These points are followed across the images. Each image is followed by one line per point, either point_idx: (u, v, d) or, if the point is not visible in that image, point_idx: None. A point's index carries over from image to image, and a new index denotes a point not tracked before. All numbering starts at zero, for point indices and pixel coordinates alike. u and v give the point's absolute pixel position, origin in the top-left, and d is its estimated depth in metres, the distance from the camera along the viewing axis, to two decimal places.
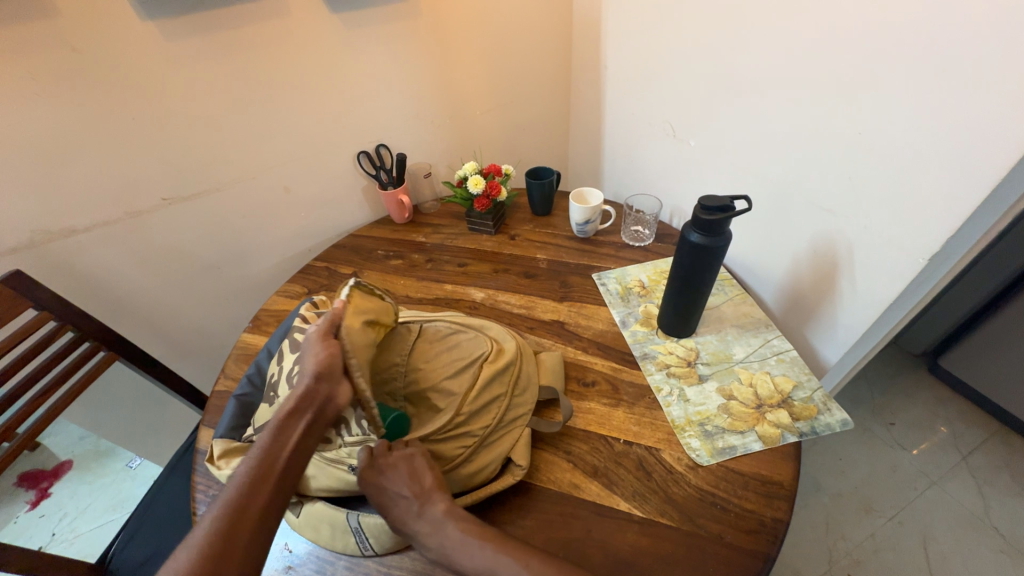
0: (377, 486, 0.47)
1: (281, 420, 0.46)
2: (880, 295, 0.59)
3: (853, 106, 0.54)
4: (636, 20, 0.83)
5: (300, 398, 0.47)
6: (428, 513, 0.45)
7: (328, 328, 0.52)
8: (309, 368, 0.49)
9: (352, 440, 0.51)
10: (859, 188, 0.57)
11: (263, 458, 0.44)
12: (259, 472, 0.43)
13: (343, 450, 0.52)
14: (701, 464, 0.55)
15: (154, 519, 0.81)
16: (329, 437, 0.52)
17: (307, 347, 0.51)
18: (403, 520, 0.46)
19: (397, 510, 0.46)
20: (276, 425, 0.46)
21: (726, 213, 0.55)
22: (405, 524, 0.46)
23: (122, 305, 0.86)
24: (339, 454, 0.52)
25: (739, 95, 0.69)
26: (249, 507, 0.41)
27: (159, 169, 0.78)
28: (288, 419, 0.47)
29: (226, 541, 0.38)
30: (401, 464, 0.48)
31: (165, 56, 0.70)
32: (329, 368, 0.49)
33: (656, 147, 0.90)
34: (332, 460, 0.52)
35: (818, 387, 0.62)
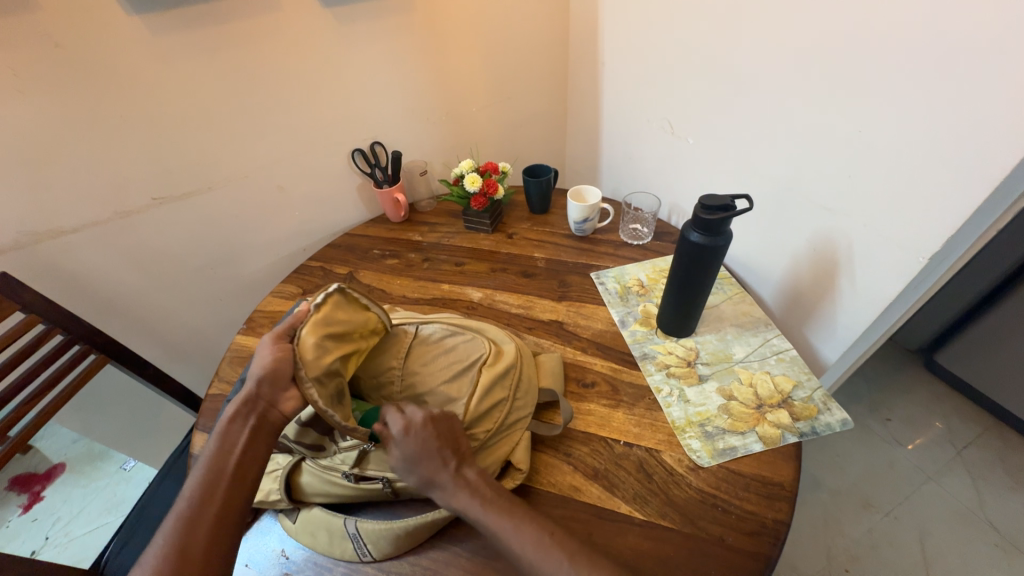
0: (412, 438, 0.47)
1: (224, 426, 0.46)
2: (880, 295, 0.58)
3: (854, 104, 0.54)
4: (634, 16, 0.82)
5: (241, 402, 0.47)
6: (459, 474, 0.47)
7: (284, 332, 0.52)
8: (254, 372, 0.49)
9: (346, 446, 0.51)
10: (859, 188, 0.56)
11: (210, 465, 0.44)
12: (209, 477, 0.44)
13: (337, 456, 0.52)
14: (702, 466, 0.55)
15: (149, 524, 0.80)
16: (323, 445, 0.52)
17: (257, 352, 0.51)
18: (429, 475, 0.47)
19: (427, 465, 0.47)
20: (219, 432, 0.46)
21: (727, 213, 0.54)
22: (429, 477, 0.47)
23: (113, 307, 0.84)
24: (334, 461, 0.52)
25: (739, 91, 0.67)
26: (205, 512, 0.42)
27: (149, 169, 0.76)
28: (232, 423, 0.46)
29: (184, 547, 0.39)
30: (440, 424, 0.49)
31: (153, 53, 0.68)
32: (275, 373, 0.48)
33: (654, 144, 0.89)
34: (327, 467, 0.53)
35: (817, 386, 0.62)
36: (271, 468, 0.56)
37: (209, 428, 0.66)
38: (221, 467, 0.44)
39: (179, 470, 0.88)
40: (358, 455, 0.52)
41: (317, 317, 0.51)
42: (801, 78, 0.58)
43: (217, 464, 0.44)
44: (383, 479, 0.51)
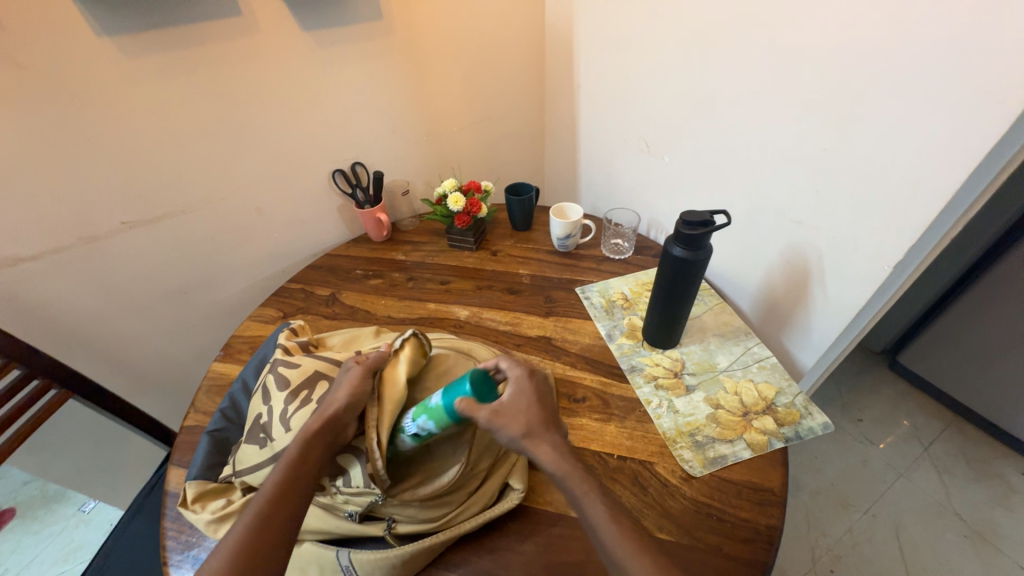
0: (535, 383, 0.51)
1: (303, 440, 0.46)
2: (850, 302, 0.62)
3: (816, 125, 0.57)
4: (607, 41, 0.85)
5: (323, 422, 0.48)
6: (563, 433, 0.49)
7: (372, 366, 0.53)
8: (342, 396, 0.50)
9: (349, 490, 0.48)
10: (825, 202, 0.60)
11: (282, 477, 0.44)
12: (281, 486, 0.44)
13: (338, 496, 0.50)
14: (695, 475, 0.55)
15: (117, 568, 0.75)
16: (323, 485, 0.50)
17: (342, 377, 0.52)
18: (543, 418, 0.48)
19: (543, 410, 0.49)
20: (296, 445, 0.46)
21: (707, 228, 0.56)
22: (540, 425, 0.48)
23: (76, 337, 0.79)
24: (336, 501, 0.50)
25: (710, 110, 0.71)
26: (271, 525, 0.42)
27: (119, 191, 0.74)
28: (311, 438, 0.47)
29: (249, 557, 0.40)
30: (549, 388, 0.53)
31: (124, 74, 0.66)
32: (357, 402, 0.50)
33: (631, 161, 0.92)
34: (327, 505, 0.51)
35: (798, 392, 0.65)
36: None
37: (186, 462, 0.62)
38: (295, 481, 0.44)
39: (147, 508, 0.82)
40: (365, 500, 0.48)
41: (406, 360, 0.54)
42: (767, 99, 0.62)
43: (287, 477, 0.44)
44: (389, 519, 0.50)
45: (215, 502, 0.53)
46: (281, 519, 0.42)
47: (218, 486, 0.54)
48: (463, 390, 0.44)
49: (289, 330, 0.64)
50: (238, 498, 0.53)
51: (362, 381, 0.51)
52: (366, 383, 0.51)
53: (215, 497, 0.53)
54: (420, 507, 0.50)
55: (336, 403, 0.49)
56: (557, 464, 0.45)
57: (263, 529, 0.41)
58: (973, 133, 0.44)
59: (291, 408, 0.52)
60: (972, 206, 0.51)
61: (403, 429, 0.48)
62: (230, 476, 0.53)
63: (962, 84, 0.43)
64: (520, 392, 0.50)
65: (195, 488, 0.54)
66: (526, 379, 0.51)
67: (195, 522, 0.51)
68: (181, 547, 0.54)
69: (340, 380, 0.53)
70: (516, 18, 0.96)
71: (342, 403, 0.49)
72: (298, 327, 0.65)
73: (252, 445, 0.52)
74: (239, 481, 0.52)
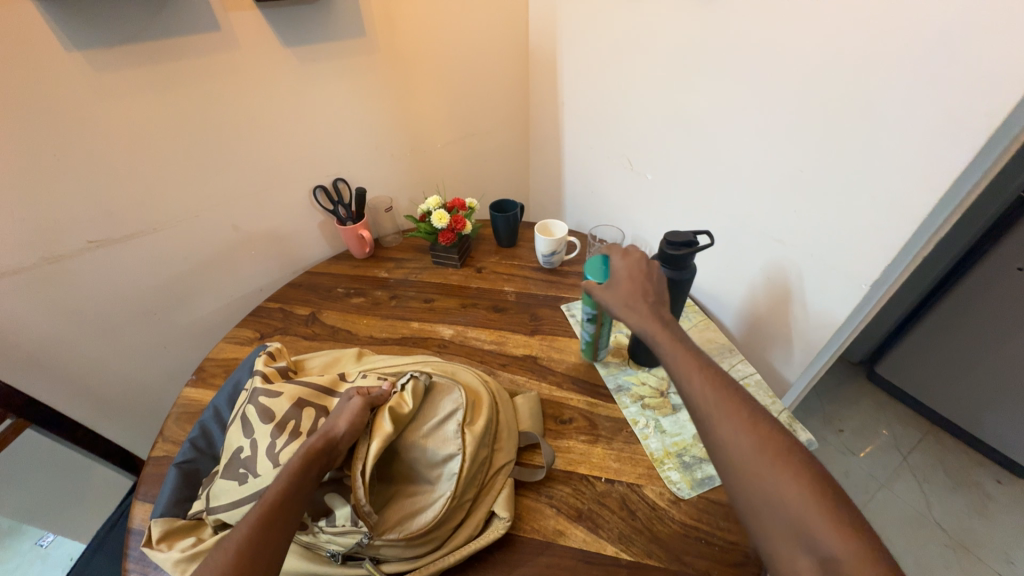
0: (634, 264, 0.58)
1: (296, 466, 0.45)
2: (831, 319, 0.63)
3: (794, 147, 0.59)
4: (590, 61, 0.87)
5: (318, 449, 0.46)
6: (660, 309, 0.54)
7: (373, 399, 0.52)
8: (342, 425, 0.49)
9: (332, 530, 0.46)
10: (804, 222, 0.61)
11: (272, 500, 0.42)
12: (270, 511, 0.42)
13: (321, 535, 0.48)
14: (683, 498, 0.55)
15: None
16: (304, 523, 0.47)
17: (342, 406, 0.52)
18: (633, 293, 0.55)
19: (634, 286, 0.56)
20: (288, 470, 0.44)
21: (690, 248, 0.57)
22: (630, 298, 0.55)
23: (36, 362, 0.75)
24: (317, 539, 0.48)
25: (692, 131, 0.72)
26: (255, 551, 0.39)
27: (87, 209, 0.71)
28: (304, 466, 0.45)
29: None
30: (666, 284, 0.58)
31: (97, 90, 0.64)
32: (354, 432, 0.49)
33: (615, 178, 0.93)
34: (309, 545, 0.48)
35: (782, 408, 0.65)
36: None
37: (153, 497, 0.58)
38: (283, 507, 0.42)
39: None
40: (349, 541, 0.46)
41: (410, 396, 0.53)
42: (747, 120, 0.63)
43: (278, 501, 0.42)
44: (371, 557, 0.48)
45: (183, 540, 0.50)
46: (265, 544, 0.40)
47: (188, 523, 0.51)
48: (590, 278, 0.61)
49: (265, 355, 0.61)
50: (209, 535, 0.50)
51: (362, 412, 0.50)
52: (366, 415, 0.50)
53: (182, 535, 0.50)
54: (406, 545, 0.48)
55: (335, 430, 0.49)
56: (643, 326, 0.52)
57: (246, 551, 0.39)
58: (948, 155, 0.45)
59: (280, 442, 0.49)
60: (943, 225, 0.53)
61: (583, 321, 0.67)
62: (201, 512, 0.51)
63: (936, 108, 0.45)
64: (615, 271, 0.58)
65: (162, 526, 0.51)
66: (623, 259, 0.59)
67: (161, 562, 0.47)
68: None
69: (338, 409, 0.52)
70: (500, 38, 0.97)
71: (342, 432, 0.48)
72: (275, 351, 0.63)
73: (232, 482, 0.49)
74: (212, 518, 0.49)
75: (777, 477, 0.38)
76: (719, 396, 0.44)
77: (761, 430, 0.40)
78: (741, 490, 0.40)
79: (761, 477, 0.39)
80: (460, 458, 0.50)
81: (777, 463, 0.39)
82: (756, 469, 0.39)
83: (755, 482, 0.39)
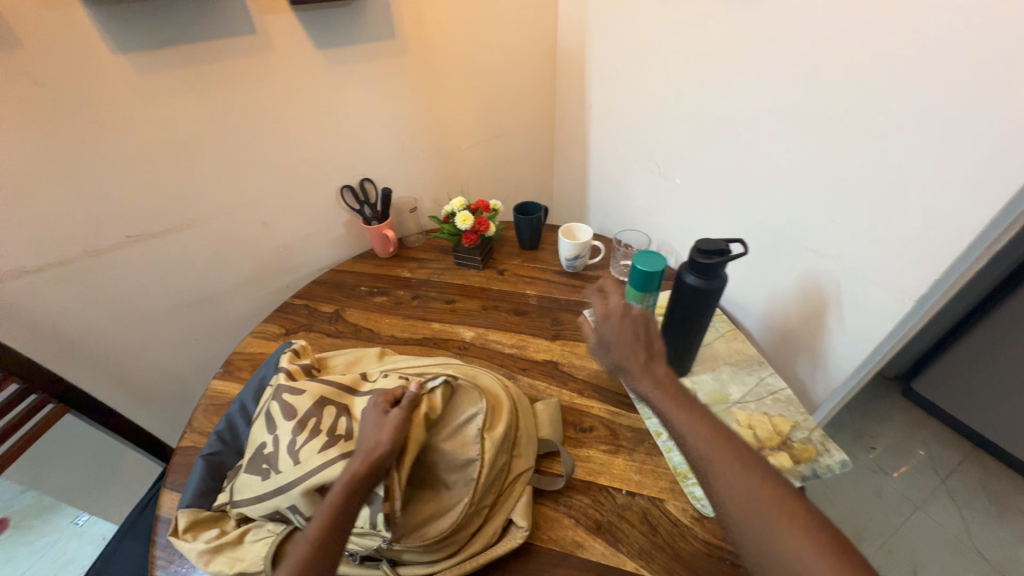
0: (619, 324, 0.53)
1: (340, 497, 0.44)
2: (870, 334, 0.60)
3: (836, 154, 0.56)
4: (620, 63, 0.85)
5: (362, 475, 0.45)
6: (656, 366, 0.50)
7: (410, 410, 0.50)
8: (385, 441, 0.47)
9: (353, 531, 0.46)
10: (844, 232, 0.58)
11: (317, 535, 0.42)
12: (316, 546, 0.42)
13: None
14: (708, 515, 0.53)
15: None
16: None
17: (377, 419, 0.50)
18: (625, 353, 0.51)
19: (626, 347, 0.51)
20: (336, 492, 0.44)
21: (723, 257, 0.54)
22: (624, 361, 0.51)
23: (76, 351, 0.79)
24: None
25: (725, 137, 0.70)
26: None
27: (125, 206, 0.73)
28: (348, 495, 0.44)
29: None
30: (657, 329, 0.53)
31: (137, 89, 0.66)
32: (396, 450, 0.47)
33: (642, 182, 0.91)
34: None
35: (815, 426, 0.62)
36: (256, 535, 0.50)
37: (180, 486, 0.60)
38: (328, 541, 0.42)
39: (139, 527, 0.86)
40: (370, 542, 0.46)
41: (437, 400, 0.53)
42: (785, 123, 0.60)
43: (321, 537, 0.42)
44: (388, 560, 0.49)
45: (208, 532, 0.51)
46: None
47: (212, 515, 0.52)
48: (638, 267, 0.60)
49: (290, 352, 0.62)
50: (233, 527, 0.52)
51: (402, 427, 0.48)
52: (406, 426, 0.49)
53: (207, 526, 0.52)
54: (424, 551, 0.48)
55: (378, 448, 0.47)
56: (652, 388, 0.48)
57: None
58: (1005, 166, 0.42)
59: (301, 439, 0.50)
60: (999, 238, 0.49)
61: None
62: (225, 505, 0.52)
63: (998, 118, 0.41)
64: (605, 329, 0.53)
65: (188, 516, 0.52)
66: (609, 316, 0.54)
67: (186, 551, 0.49)
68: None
69: (376, 419, 0.50)
70: (528, 39, 0.96)
71: (385, 451, 0.46)
72: (299, 348, 0.64)
73: (255, 476, 0.50)
74: (235, 509, 0.51)
75: (783, 533, 0.36)
76: (715, 444, 0.42)
77: (761, 482, 0.39)
78: (745, 546, 0.38)
79: (766, 530, 0.37)
80: (477, 463, 0.50)
81: (781, 515, 0.37)
82: (760, 518, 0.37)
83: (760, 537, 0.37)
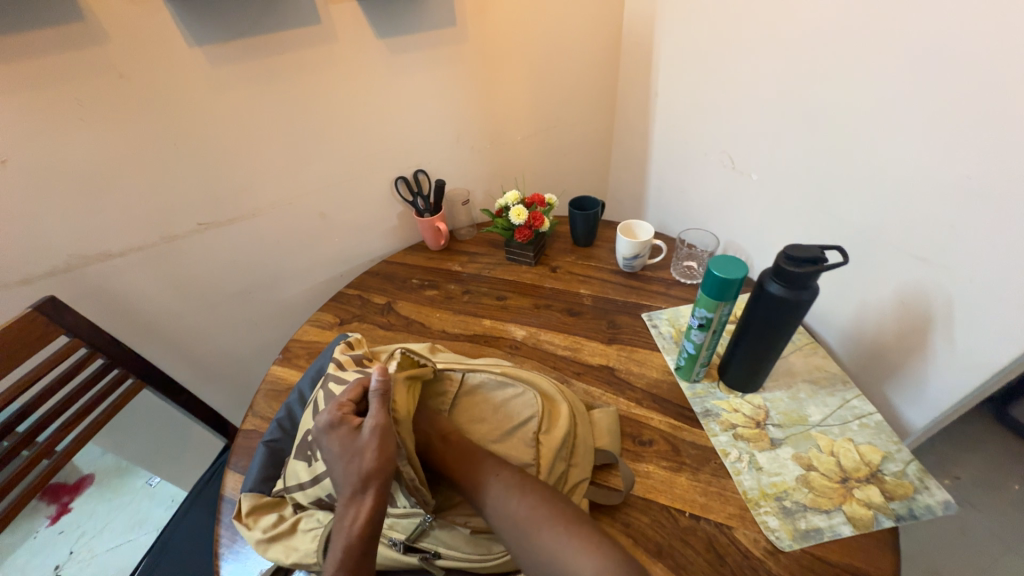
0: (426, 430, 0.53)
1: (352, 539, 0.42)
2: (986, 358, 0.52)
3: (963, 149, 0.48)
4: (695, 48, 0.79)
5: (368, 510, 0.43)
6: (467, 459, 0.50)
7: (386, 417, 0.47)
8: (370, 464, 0.44)
9: (397, 512, 0.50)
10: (965, 240, 0.50)
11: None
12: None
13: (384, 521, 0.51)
14: (783, 550, 0.48)
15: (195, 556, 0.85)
16: None
17: (352, 444, 0.46)
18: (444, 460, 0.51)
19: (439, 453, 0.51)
20: (353, 529, 0.43)
21: (816, 267, 0.48)
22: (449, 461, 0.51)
23: (152, 330, 0.84)
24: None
25: (818, 128, 0.62)
26: None
27: (197, 195, 0.76)
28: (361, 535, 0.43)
29: None
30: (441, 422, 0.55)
31: (210, 81, 0.68)
32: (386, 468, 0.45)
33: (711, 178, 0.84)
34: None
35: (911, 459, 0.55)
36: (308, 525, 0.51)
37: (242, 468, 0.62)
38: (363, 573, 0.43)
39: (205, 499, 0.92)
40: (410, 524, 0.50)
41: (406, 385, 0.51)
42: (897, 112, 0.53)
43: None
44: (432, 552, 0.49)
45: (267, 518, 0.52)
46: None
47: (271, 502, 0.54)
48: (714, 273, 0.54)
49: (345, 344, 0.63)
50: (290, 515, 0.53)
51: (384, 440, 0.45)
52: (390, 437, 0.46)
53: (266, 511, 0.54)
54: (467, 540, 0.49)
55: (367, 476, 0.44)
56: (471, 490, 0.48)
57: None
58: None
59: None
60: None
61: (689, 328, 0.61)
62: (283, 493, 0.53)
63: None
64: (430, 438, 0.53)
65: (250, 501, 0.54)
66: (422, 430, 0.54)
67: (246, 537, 0.50)
68: (233, 557, 0.54)
69: (348, 445, 0.46)
70: (593, 23, 0.91)
71: (376, 479, 0.44)
72: (354, 341, 0.64)
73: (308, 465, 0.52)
74: (290, 496, 0.52)
75: None
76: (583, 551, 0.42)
77: None
78: None
79: None
80: (533, 466, 0.51)
81: None
82: None
83: None
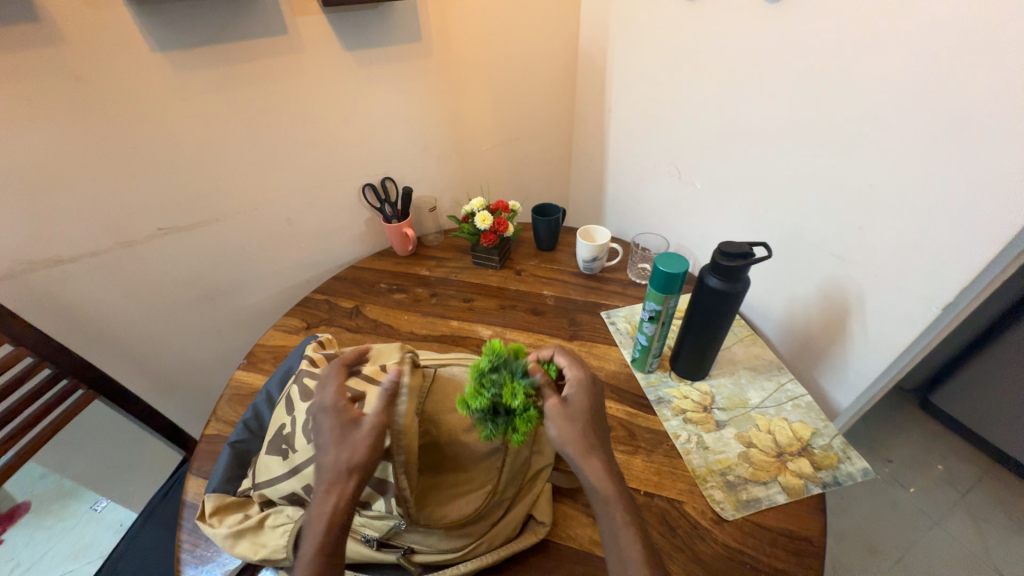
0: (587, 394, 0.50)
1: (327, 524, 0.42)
2: (894, 341, 0.59)
3: (859, 159, 0.56)
4: (641, 69, 0.86)
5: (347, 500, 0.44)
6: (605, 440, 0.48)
7: (387, 415, 0.47)
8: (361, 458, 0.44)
9: (371, 515, 0.48)
10: (870, 238, 0.58)
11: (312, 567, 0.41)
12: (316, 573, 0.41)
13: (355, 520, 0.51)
14: (727, 518, 0.53)
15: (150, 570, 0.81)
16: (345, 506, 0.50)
17: (350, 434, 0.46)
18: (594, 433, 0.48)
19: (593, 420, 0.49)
20: (331, 517, 0.43)
21: (746, 260, 0.54)
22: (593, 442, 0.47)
23: (104, 338, 0.81)
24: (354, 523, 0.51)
25: (747, 142, 0.70)
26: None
27: (158, 199, 0.76)
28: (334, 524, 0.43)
29: None
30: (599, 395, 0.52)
31: (173, 86, 0.69)
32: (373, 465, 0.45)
33: (661, 186, 0.91)
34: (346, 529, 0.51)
35: (835, 433, 0.61)
36: (276, 521, 0.51)
37: (206, 473, 0.61)
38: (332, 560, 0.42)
39: (162, 512, 0.88)
40: (384, 526, 0.49)
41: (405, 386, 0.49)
42: (807, 129, 0.61)
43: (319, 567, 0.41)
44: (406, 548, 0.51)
45: (233, 517, 0.52)
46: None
47: (237, 500, 0.54)
48: (660, 268, 0.59)
49: (315, 342, 0.64)
50: (256, 512, 0.53)
51: (380, 438, 0.45)
52: (388, 436, 0.46)
53: (232, 511, 0.53)
54: (442, 536, 0.50)
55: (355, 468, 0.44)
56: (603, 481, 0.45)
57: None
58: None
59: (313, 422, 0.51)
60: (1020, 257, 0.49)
61: (641, 321, 0.65)
62: (250, 490, 0.53)
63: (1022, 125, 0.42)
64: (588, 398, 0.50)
65: (214, 501, 0.53)
66: (587, 385, 0.51)
67: (211, 536, 0.50)
68: (197, 560, 0.53)
69: (347, 434, 0.46)
70: (550, 44, 0.98)
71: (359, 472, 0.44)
72: (324, 339, 0.65)
73: (275, 457, 0.52)
74: (259, 493, 0.52)
75: None
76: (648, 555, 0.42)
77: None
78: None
79: None
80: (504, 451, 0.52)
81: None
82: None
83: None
